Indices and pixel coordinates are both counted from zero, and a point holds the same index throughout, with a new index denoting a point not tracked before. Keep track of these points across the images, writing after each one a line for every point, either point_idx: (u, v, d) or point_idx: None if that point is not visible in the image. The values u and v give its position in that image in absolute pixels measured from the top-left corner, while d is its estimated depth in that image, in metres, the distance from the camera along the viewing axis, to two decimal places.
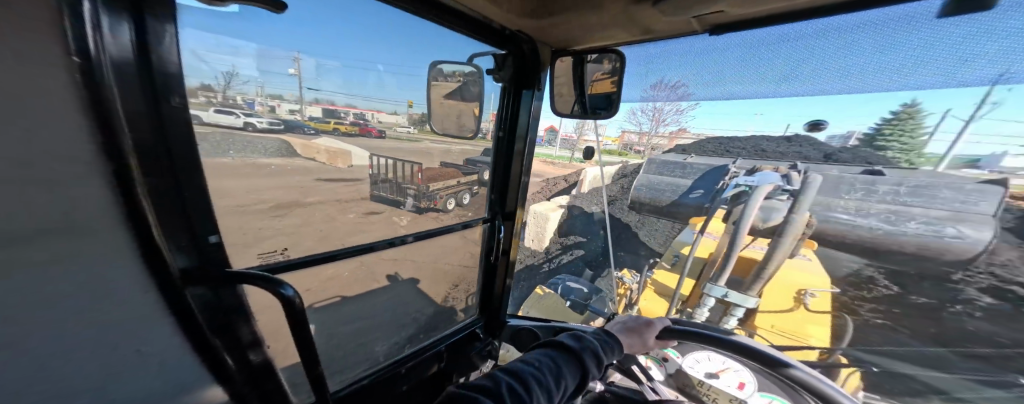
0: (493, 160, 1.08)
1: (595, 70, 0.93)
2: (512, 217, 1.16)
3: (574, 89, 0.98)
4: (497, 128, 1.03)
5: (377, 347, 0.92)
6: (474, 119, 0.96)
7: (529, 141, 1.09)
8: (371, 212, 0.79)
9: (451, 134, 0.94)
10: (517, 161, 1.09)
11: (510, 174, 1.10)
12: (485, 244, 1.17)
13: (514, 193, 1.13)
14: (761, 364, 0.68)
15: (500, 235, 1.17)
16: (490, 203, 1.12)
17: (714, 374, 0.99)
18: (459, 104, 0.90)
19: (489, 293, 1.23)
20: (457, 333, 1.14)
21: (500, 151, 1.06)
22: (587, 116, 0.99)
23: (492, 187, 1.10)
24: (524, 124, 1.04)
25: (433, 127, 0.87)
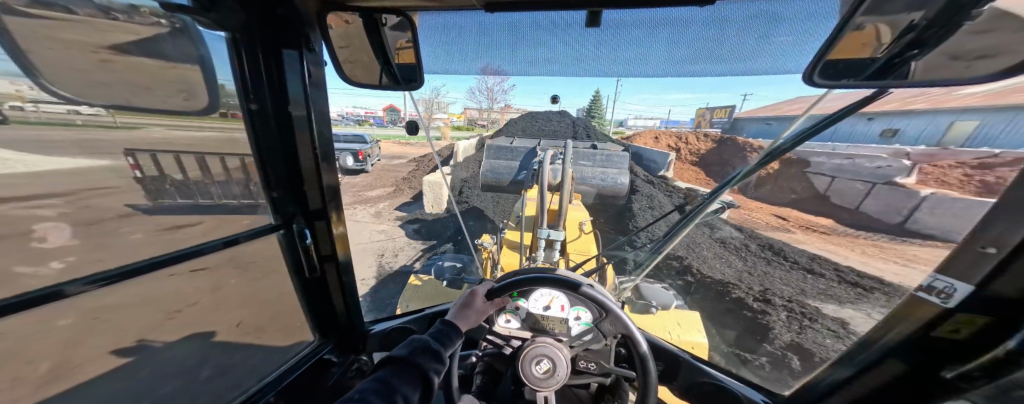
0: (259, 148, 0.84)
1: (396, 37, 0.80)
2: (319, 214, 0.98)
3: (374, 55, 0.83)
4: (248, 103, 0.78)
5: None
6: (205, 90, 0.70)
7: (318, 119, 0.92)
8: (111, 232, 0.55)
9: (172, 110, 0.65)
10: (305, 147, 0.91)
11: (299, 164, 0.91)
12: (298, 256, 0.99)
13: (316, 188, 0.96)
14: (566, 289, 0.83)
15: (309, 241, 0.98)
16: (286, 208, 0.91)
17: (550, 308, 0.93)
18: (144, 61, 0.57)
19: (324, 304, 1.09)
20: (294, 369, 0.94)
21: (269, 138, 0.84)
22: (401, 88, 0.91)
23: (272, 185, 0.87)
24: (299, 102, 0.85)
25: (155, 109, 0.62)
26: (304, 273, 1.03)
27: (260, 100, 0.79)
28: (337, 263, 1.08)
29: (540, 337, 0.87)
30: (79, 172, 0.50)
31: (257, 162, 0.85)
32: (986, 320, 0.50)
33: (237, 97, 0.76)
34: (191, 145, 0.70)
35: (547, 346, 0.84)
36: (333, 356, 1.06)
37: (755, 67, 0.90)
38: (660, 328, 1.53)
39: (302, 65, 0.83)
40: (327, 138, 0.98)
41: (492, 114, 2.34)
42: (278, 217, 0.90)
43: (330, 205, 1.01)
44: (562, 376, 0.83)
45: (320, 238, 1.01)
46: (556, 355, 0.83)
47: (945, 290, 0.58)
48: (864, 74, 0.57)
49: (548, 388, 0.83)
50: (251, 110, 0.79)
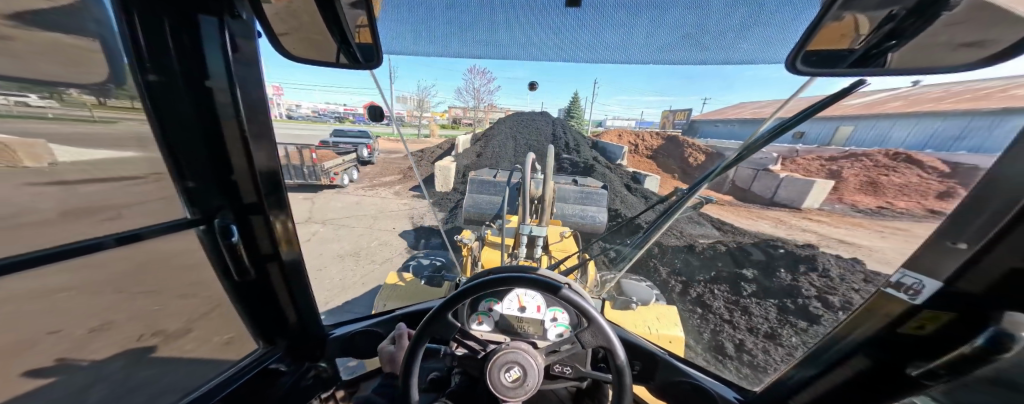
0: (166, 132, 0.72)
1: (355, 14, 0.68)
2: (252, 208, 0.87)
3: (329, 34, 0.73)
4: (146, 75, 0.66)
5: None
6: (100, 64, 0.60)
7: (248, 103, 0.81)
8: None
9: (81, 91, 0.59)
10: (232, 132, 0.80)
11: (224, 152, 0.80)
12: (225, 258, 0.88)
13: (247, 178, 0.85)
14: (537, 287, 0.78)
15: (236, 239, 0.87)
16: (208, 202, 0.81)
17: (525, 309, 0.90)
18: (59, 39, 0.55)
19: (269, 308, 0.99)
20: (229, 384, 0.83)
21: (181, 121, 0.73)
22: (362, 69, 0.83)
23: (186, 174, 0.76)
24: (220, 83, 0.74)
25: (100, 98, 0.62)
26: (235, 276, 0.92)
27: (163, 73, 0.67)
28: (281, 264, 0.97)
29: (509, 343, 0.82)
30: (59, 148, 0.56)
31: (162, 148, 0.73)
32: (951, 316, 0.52)
33: (130, 66, 0.63)
34: (85, 133, 0.60)
35: (518, 353, 0.79)
36: (281, 366, 0.96)
37: (728, 53, 0.91)
38: (640, 324, 1.54)
39: (224, 37, 0.72)
40: (263, 123, 0.86)
41: (477, 112, 2.35)
42: (197, 211, 0.79)
43: (268, 199, 0.90)
44: (534, 383, 0.78)
45: (251, 236, 0.90)
46: (528, 363, 0.78)
47: (912, 287, 0.60)
48: (842, 64, 0.59)
49: (518, 396, 0.78)
50: (149, 84, 0.67)
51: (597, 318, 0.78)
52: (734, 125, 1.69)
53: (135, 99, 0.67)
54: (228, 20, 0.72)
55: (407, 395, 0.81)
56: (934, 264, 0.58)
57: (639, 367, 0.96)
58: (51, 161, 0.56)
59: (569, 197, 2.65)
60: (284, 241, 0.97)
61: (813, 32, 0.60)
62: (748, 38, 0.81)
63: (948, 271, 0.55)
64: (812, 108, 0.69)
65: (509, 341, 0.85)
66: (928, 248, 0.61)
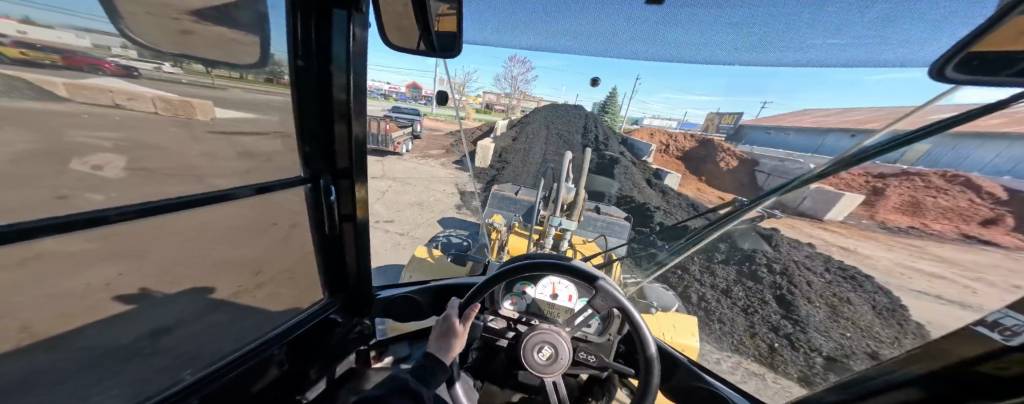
0: (299, 106, 0.84)
1: (439, 5, 0.74)
2: (346, 175, 0.97)
3: (416, 21, 0.80)
4: (295, 60, 0.78)
5: (185, 373, 0.71)
6: (256, 44, 0.68)
7: (356, 90, 0.91)
8: (168, 170, 0.55)
9: (230, 64, 0.64)
10: (340, 110, 0.90)
11: (332, 125, 0.90)
12: (321, 216, 0.99)
13: (345, 150, 0.95)
14: (578, 277, 0.84)
15: (333, 198, 0.98)
16: (316, 166, 0.91)
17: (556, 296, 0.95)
18: (223, 32, 0.59)
19: (338, 267, 1.10)
20: (298, 327, 0.96)
21: (309, 98, 0.84)
22: (437, 55, 0.89)
23: (303, 140, 0.87)
24: (341, 70, 0.85)
25: (234, 71, 0.66)
26: (325, 230, 1.03)
27: (307, 58, 0.79)
28: (355, 224, 1.08)
29: (540, 325, 0.88)
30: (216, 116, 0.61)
31: (295, 121, 0.85)
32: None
33: (283, 54, 0.75)
34: (244, 103, 0.69)
35: (548, 333, 0.85)
36: (337, 316, 1.10)
37: (824, 51, 1.12)
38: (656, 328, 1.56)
39: (351, 29, 0.81)
40: (361, 105, 0.96)
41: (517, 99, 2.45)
42: (308, 171, 0.90)
43: (357, 169, 1.00)
44: (565, 359, 0.85)
45: (344, 199, 1.01)
46: (556, 341, 0.84)
47: (1014, 328, 0.54)
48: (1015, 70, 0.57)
49: (552, 371, 0.85)
50: (297, 67, 0.79)
51: (632, 310, 0.82)
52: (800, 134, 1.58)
53: (284, 78, 0.78)
54: (354, 13, 0.80)
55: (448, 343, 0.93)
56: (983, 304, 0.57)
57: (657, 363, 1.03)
58: (208, 117, 0.60)
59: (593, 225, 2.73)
60: (361, 208, 1.07)
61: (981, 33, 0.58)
62: (840, 30, 1.00)
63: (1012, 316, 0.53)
64: (958, 117, 0.60)
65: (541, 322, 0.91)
66: None
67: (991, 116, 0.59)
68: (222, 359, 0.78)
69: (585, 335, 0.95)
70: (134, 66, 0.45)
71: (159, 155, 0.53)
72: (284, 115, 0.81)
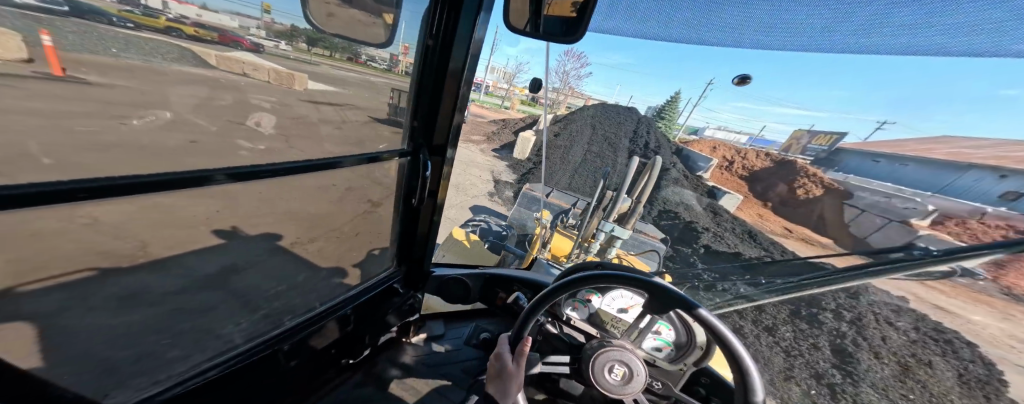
0: (417, 83, 0.89)
1: None
2: (440, 153, 1.03)
3: (529, 4, 0.84)
4: (427, 39, 0.84)
5: (284, 320, 0.83)
6: (387, 28, 0.74)
7: (467, 74, 0.95)
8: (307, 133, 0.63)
9: (362, 43, 0.71)
10: (449, 92, 0.95)
11: (439, 105, 0.95)
12: (411, 184, 1.04)
13: (444, 128, 1.00)
14: (671, 301, 0.81)
15: (427, 174, 0.98)
16: (416, 140, 0.97)
17: (624, 309, 1.05)
18: (354, 13, 0.65)
19: (410, 239, 1.18)
20: (367, 292, 1.05)
21: (427, 78, 0.90)
22: (540, 39, 0.92)
23: (416, 114, 0.93)
24: (459, 54, 0.89)
25: (363, 48, 0.71)
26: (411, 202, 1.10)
27: (437, 39, 0.85)
28: (433, 203, 1.15)
29: (608, 342, 0.95)
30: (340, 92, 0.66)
31: (412, 97, 0.90)
32: None
33: (416, 34, 0.81)
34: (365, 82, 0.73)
35: (616, 351, 0.91)
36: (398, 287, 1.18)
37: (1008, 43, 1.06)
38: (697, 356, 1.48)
39: (480, 8, 0.84)
40: (466, 87, 0.99)
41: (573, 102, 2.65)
42: (410, 145, 0.96)
43: (450, 147, 1.06)
44: (642, 378, 0.89)
45: (436, 173, 1.07)
46: (629, 359, 0.90)
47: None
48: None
49: (627, 393, 0.89)
50: (427, 46, 0.85)
51: (735, 344, 0.77)
52: None
53: (413, 53, 0.84)
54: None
55: (519, 330, 1.00)
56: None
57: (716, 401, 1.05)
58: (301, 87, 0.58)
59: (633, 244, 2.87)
60: (442, 187, 1.14)
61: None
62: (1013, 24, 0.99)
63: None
64: None
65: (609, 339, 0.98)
66: None
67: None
68: (308, 311, 0.89)
69: (653, 360, 1.00)
70: (264, 43, 0.48)
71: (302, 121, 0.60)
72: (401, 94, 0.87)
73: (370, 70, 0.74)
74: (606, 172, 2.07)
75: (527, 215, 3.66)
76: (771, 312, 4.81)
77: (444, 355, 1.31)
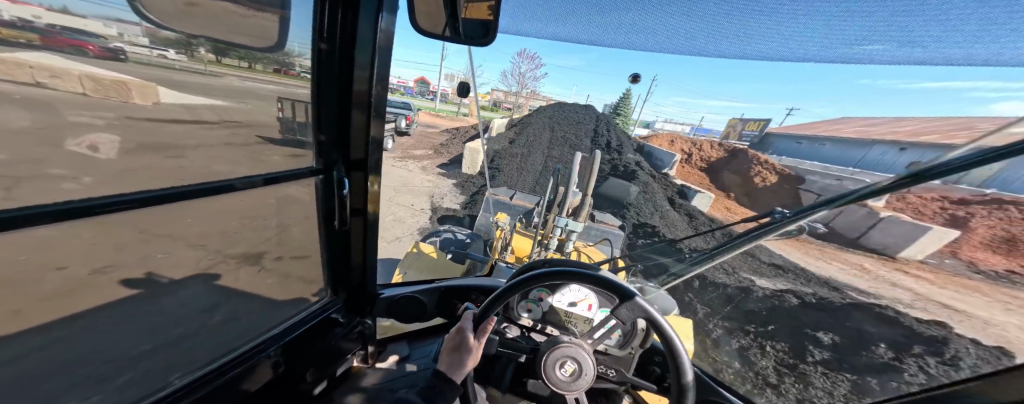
0: (319, 93, 0.79)
1: None
2: (364, 168, 0.94)
3: (444, 7, 0.79)
4: (319, 43, 0.73)
5: (172, 378, 0.66)
6: (280, 24, 0.63)
7: (379, 80, 0.86)
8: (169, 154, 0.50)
9: (246, 48, 0.59)
10: (361, 99, 0.85)
11: (349, 114, 0.85)
12: (331, 202, 0.93)
13: (361, 138, 0.91)
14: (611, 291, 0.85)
15: (345, 191, 0.94)
16: (328, 155, 0.86)
17: (574, 303, 1.07)
18: (224, 6, 0.51)
19: (342, 262, 1.06)
20: (295, 329, 0.91)
21: (327, 84, 0.79)
22: (463, 45, 0.87)
23: (319, 127, 0.82)
24: (365, 59, 0.80)
25: (245, 53, 0.60)
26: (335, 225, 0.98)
27: (333, 42, 0.75)
28: (364, 219, 1.04)
29: (562, 338, 0.92)
30: (217, 103, 0.55)
31: (313, 106, 0.79)
32: None
33: (308, 37, 0.71)
34: (254, 95, 0.62)
35: (569, 347, 0.88)
36: (337, 315, 1.05)
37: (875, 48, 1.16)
38: None
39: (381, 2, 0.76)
40: (383, 91, 0.92)
41: None
42: (321, 162, 0.85)
43: (373, 159, 0.97)
44: (590, 373, 0.89)
45: (356, 189, 0.97)
46: (581, 356, 0.88)
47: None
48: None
49: (574, 389, 0.89)
50: (320, 50, 0.74)
51: (670, 334, 0.82)
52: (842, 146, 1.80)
53: (308, 64, 0.74)
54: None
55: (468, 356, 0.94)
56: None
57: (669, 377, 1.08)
58: (155, 101, 0.46)
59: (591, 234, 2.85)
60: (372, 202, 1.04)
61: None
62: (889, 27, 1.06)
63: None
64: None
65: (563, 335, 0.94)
66: None
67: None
68: (207, 364, 0.73)
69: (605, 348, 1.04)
70: (126, 50, 0.40)
71: (165, 141, 0.49)
72: (295, 105, 0.74)
73: (302, 81, 0.74)
74: (555, 170, 2.05)
75: (489, 219, 3.59)
76: (821, 387, 3.35)
77: (413, 376, 1.19)
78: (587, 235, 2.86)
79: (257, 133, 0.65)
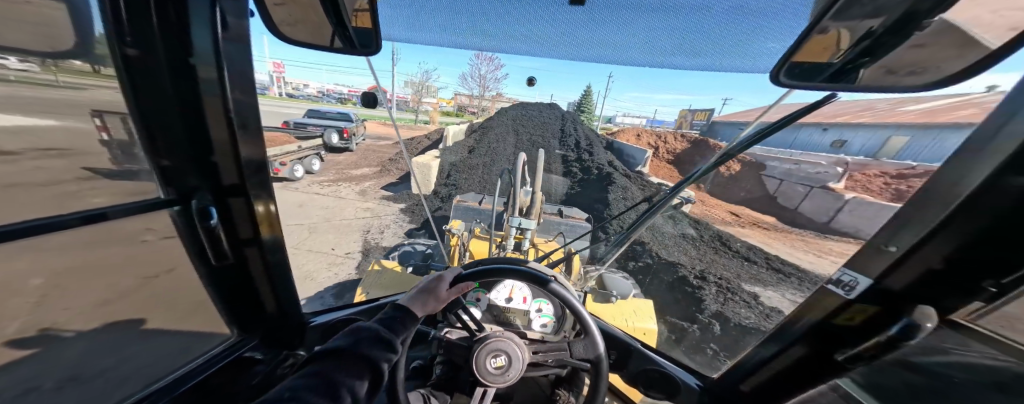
0: (148, 106, 0.80)
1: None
2: (235, 187, 0.98)
3: (326, 15, 0.82)
4: (124, 48, 0.72)
5: None
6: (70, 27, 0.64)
7: (230, 81, 0.90)
8: None
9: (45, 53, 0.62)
10: (213, 106, 0.88)
11: (205, 134, 0.89)
12: (202, 240, 0.97)
13: (224, 145, 0.93)
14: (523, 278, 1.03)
15: (214, 221, 0.96)
16: (184, 181, 0.89)
17: (510, 299, 1.21)
18: None
19: (245, 296, 1.13)
20: (188, 382, 0.85)
21: (155, 96, 0.79)
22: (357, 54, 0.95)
23: (160, 153, 0.84)
24: (207, 64, 0.83)
25: (45, 59, 0.62)
26: (210, 258, 1.02)
27: (143, 46, 0.73)
28: (260, 247, 1.11)
29: (493, 336, 1.06)
30: (40, 129, 0.61)
31: (138, 119, 0.80)
32: (876, 308, 0.82)
33: (115, 47, 0.71)
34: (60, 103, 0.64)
35: (501, 341, 1.04)
36: (256, 354, 1.08)
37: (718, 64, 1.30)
38: (620, 316, 1.77)
39: (216, 15, 0.80)
40: (242, 95, 0.95)
41: (484, 102, 2.61)
42: (173, 192, 0.87)
43: (250, 183, 1.03)
44: (517, 366, 1.02)
45: (227, 218, 1.00)
46: (510, 349, 1.03)
47: (850, 283, 0.90)
48: (820, 77, 0.75)
49: (503, 381, 1.03)
50: (128, 58, 0.73)
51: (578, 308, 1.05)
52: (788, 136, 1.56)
53: (115, 74, 0.74)
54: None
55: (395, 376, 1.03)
56: (934, 285, 0.75)
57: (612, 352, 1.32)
58: None
59: (556, 229, 2.91)
60: (268, 223, 1.12)
61: (802, 45, 0.74)
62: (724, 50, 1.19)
63: (977, 306, 0.74)
64: (799, 112, 0.90)
65: (496, 331, 1.10)
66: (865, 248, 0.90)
67: (819, 108, 0.86)
68: None
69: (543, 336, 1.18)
70: None
71: None
72: (112, 119, 0.75)
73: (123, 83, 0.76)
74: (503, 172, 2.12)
75: None
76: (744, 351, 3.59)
77: None
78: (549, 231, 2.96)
79: (82, 164, 0.69)
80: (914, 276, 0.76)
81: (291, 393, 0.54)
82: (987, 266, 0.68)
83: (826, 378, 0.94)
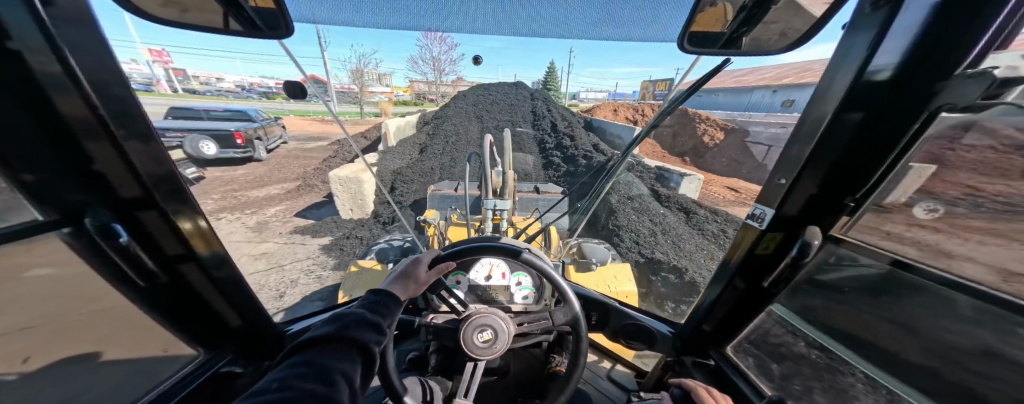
0: None
1: None
2: (140, 199, 0.83)
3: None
4: None
5: None
6: None
7: (80, 58, 0.65)
8: None
9: None
10: (69, 101, 0.65)
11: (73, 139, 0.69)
12: (116, 259, 0.82)
13: (106, 150, 0.74)
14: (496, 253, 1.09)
15: (123, 239, 0.81)
16: (64, 197, 0.71)
17: (488, 277, 1.25)
18: None
19: (192, 313, 1.03)
20: None
21: None
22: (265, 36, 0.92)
23: (16, 166, 0.62)
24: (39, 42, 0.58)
25: None
26: (137, 281, 0.88)
27: None
28: (198, 262, 1.00)
29: (479, 313, 1.11)
30: None
31: None
32: (780, 235, 1.02)
33: None
34: None
35: (486, 317, 1.09)
36: (235, 368, 1.09)
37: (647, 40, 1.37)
38: (602, 282, 1.85)
39: None
40: (121, 87, 0.76)
41: (443, 88, 2.52)
42: (55, 210, 0.70)
43: (158, 193, 0.87)
44: (501, 340, 1.09)
45: (140, 233, 0.85)
46: (493, 323, 1.08)
47: (760, 215, 1.07)
48: (715, 45, 0.94)
49: (490, 352, 1.09)
50: None
51: (554, 275, 1.10)
52: (722, 96, 1.49)
53: None
54: None
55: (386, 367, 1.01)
56: (813, 205, 0.95)
57: (594, 314, 1.41)
58: None
59: (532, 205, 2.96)
60: (197, 237, 1.00)
61: (707, 16, 0.89)
62: (652, 31, 1.27)
63: (843, 219, 0.93)
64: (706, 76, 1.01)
65: (480, 308, 1.15)
66: (771, 186, 1.05)
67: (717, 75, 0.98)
68: None
69: (526, 308, 1.24)
70: None
71: None
72: None
73: None
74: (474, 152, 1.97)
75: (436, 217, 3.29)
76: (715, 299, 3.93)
77: None
78: (526, 208, 2.98)
79: None
80: (802, 202, 0.97)
81: (281, 384, 0.52)
82: (845, 184, 0.90)
83: (764, 306, 1.15)
